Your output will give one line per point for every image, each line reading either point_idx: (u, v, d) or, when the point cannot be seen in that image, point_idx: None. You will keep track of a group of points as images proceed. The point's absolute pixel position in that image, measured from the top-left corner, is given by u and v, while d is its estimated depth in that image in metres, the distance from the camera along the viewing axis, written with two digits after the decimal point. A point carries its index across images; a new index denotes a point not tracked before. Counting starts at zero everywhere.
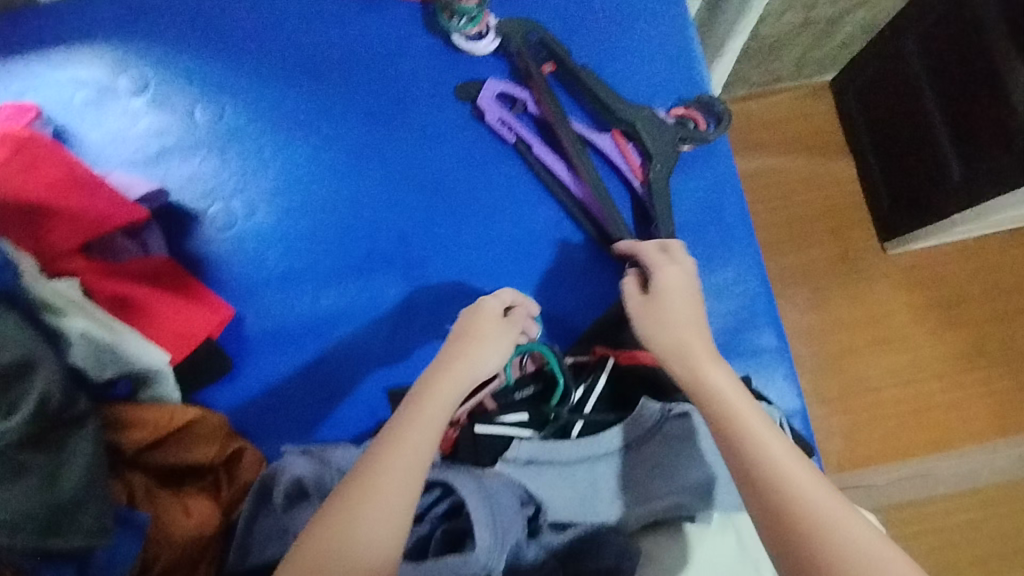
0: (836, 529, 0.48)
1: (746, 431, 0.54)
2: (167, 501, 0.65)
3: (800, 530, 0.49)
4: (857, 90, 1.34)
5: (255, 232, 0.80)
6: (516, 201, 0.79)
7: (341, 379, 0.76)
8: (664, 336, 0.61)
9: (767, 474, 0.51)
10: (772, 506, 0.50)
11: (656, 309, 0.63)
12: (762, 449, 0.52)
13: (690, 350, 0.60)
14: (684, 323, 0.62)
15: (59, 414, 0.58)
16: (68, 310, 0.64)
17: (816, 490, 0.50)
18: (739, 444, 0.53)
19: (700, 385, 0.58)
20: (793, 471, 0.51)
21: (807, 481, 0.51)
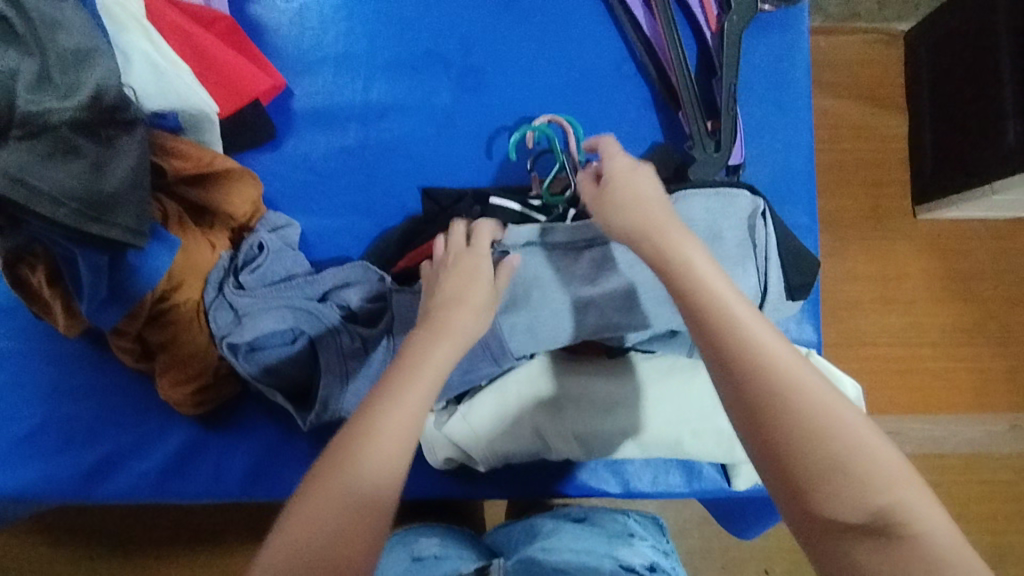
0: (801, 395, 0.46)
1: (715, 304, 0.50)
2: (195, 234, 0.67)
3: (765, 399, 0.46)
4: (931, 39, 1.30)
5: (318, 8, 0.79)
6: (584, 32, 0.79)
7: (377, 169, 0.77)
8: (624, 219, 0.57)
9: (733, 350, 0.48)
10: (737, 380, 0.47)
11: (613, 194, 0.59)
12: (731, 323, 0.49)
13: (656, 226, 0.55)
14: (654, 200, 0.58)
15: (110, 112, 0.59)
16: (128, 25, 0.64)
17: (782, 357, 0.48)
18: (706, 317, 0.50)
19: (668, 256, 0.53)
20: (760, 343, 0.48)
21: (776, 353, 0.48)
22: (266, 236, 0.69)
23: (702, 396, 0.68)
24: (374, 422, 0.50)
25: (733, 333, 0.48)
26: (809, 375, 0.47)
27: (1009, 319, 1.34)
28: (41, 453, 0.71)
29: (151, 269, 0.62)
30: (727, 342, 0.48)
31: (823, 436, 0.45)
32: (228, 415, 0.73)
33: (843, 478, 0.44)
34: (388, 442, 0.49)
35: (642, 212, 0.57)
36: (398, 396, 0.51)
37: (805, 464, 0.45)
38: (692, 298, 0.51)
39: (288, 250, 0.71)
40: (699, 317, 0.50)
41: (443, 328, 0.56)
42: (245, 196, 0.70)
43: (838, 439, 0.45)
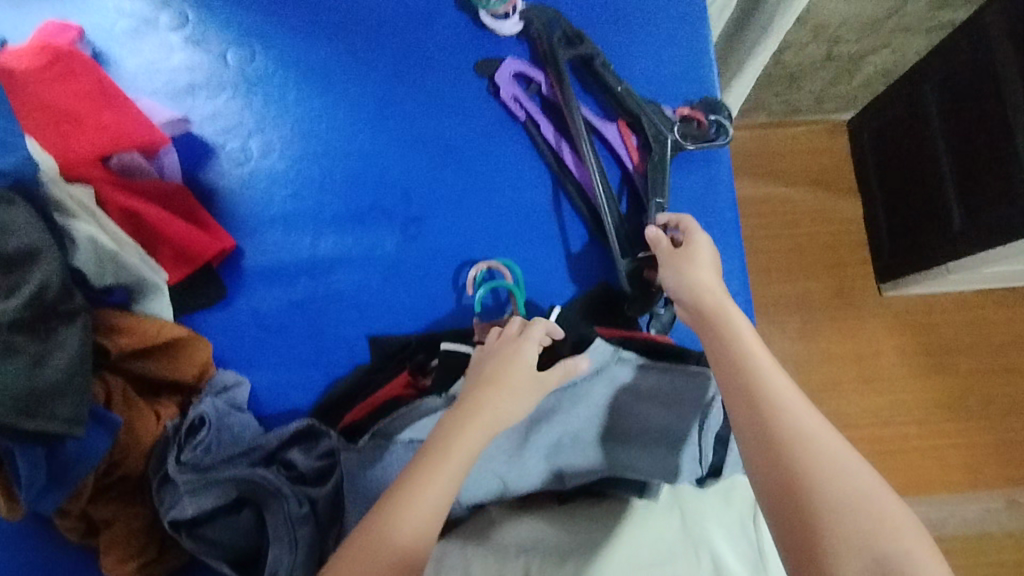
0: (847, 482, 0.52)
1: (761, 390, 0.57)
2: (141, 407, 0.68)
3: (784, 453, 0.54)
4: (872, 130, 1.42)
5: (268, 172, 0.83)
6: (520, 174, 0.83)
7: (326, 319, 0.79)
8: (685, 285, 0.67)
9: (787, 429, 0.55)
10: (788, 455, 0.54)
11: (682, 259, 0.68)
12: (769, 395, 0.57)
13: (718, 308, 0.64)
14: (710, 288, 0.66)
15: (54, 304, 0.61)
16: (79, 214, 0.67)
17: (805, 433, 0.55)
18: (749, 386, 0.57)
19: (722, 328, 0.62)
20: (810, 428, 0.55)
21: (808, 431, 0.55)
22: (208, 401, 0.69)
23: (674, 540, 0.64)
24: (447, 440, 0.58)
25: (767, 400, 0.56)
26: (843, 459, 0.53)
27: (988, 393, 1.39)
28: None
29: (90, 451, 0.62)
30: (782, 423, 0.55)
31: (865, 514, 0.51)
32: None
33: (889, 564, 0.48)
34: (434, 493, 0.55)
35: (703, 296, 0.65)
36: (439, 453, 0.57)
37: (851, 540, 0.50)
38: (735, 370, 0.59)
39: (234, 411, 0.71)
40: (759, 396, 0.57)
41: (477, 409, 0.60)
42: (193, 359, 0.72)
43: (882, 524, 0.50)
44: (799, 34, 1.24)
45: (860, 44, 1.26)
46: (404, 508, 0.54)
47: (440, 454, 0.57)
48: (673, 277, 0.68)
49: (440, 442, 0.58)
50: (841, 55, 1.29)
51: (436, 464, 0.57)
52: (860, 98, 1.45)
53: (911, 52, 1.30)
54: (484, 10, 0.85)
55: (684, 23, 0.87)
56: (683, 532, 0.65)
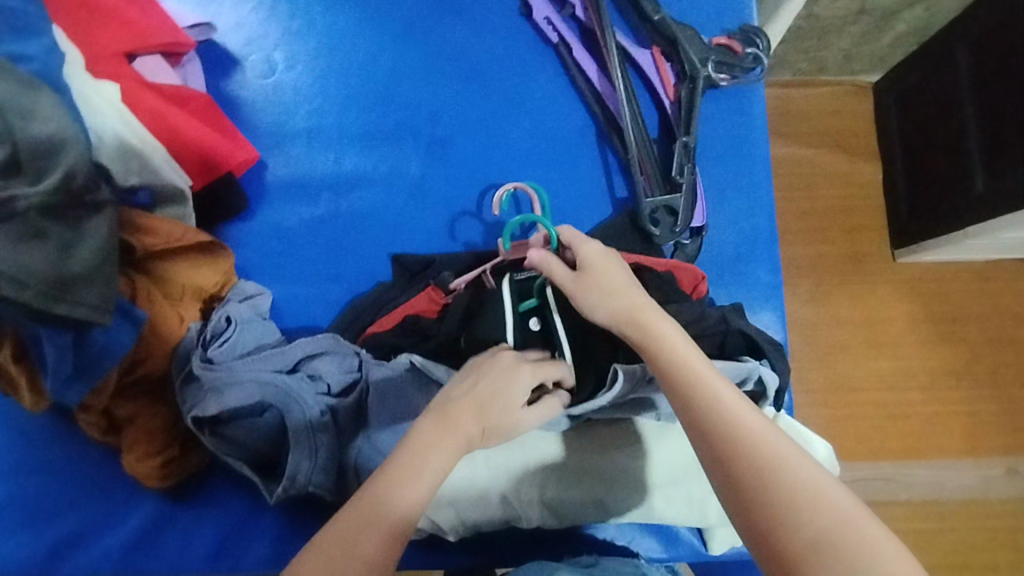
0: (782, 470, 0.46)
1: (703, 402, 0.50)
2: (165, 308, 0.68)
3: (742, 475, 0.47)
4: (899, 91, 1.39)
5: (292, 85, 0.82)
6: (549, 100, 0.82)
7: (348, 237, 0.79)
8: (606, 304, 0.58)
9: (715, 430, 0.49)
10: (718, 460, 0.48)
11: (590, 279, 0.59)
12: (711, 406, 0.50)
13: (632, 314, 0.56)
14: (619, 287, 0.58)
15: (80, 194, 0.60)
16: (102, 109, 0.66)
17: (763, 443, 0.48)
18: (689, 402, 0.51)
19: (647, 342, 0.55)
20: (734, 417, 0.49)
21: (759, 438, 0.48)
22: (234, 304, 0.70)
23: (688, 466, 0.68)
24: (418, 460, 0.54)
25: (713, 416, 0.49)
26: (802, 462, 0.47)
27: (995, 362, 1.39)
28: (10, 528, 0.70)
29: (117, 343, 0.63)
30: (723, 435, 0.49)
31: (825, 530, 0.44)
32: (195, 489, 0.72)
33: (831, 557, 0.43)
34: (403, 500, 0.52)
35: (612, 304, 0.58)
36: (409, 466, 0.53)
37: (788, 540, 0.45)
38: (673, 384, 0.52)
39: (258, 318, 0.72)
40: (681, 395, 0.51)
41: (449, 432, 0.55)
42: (217, 266, 0.73)
43: (820, 510, 0.45)
44: None
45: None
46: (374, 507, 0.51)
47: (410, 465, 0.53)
48: (581, 293, 0.59)
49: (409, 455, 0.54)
50: (874, 9, 1.26)
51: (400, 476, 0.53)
52: (888, 59, 1.42)
53: (945, 10, 1.27)
54: None
55: None
56: (697, 456, 0.68)
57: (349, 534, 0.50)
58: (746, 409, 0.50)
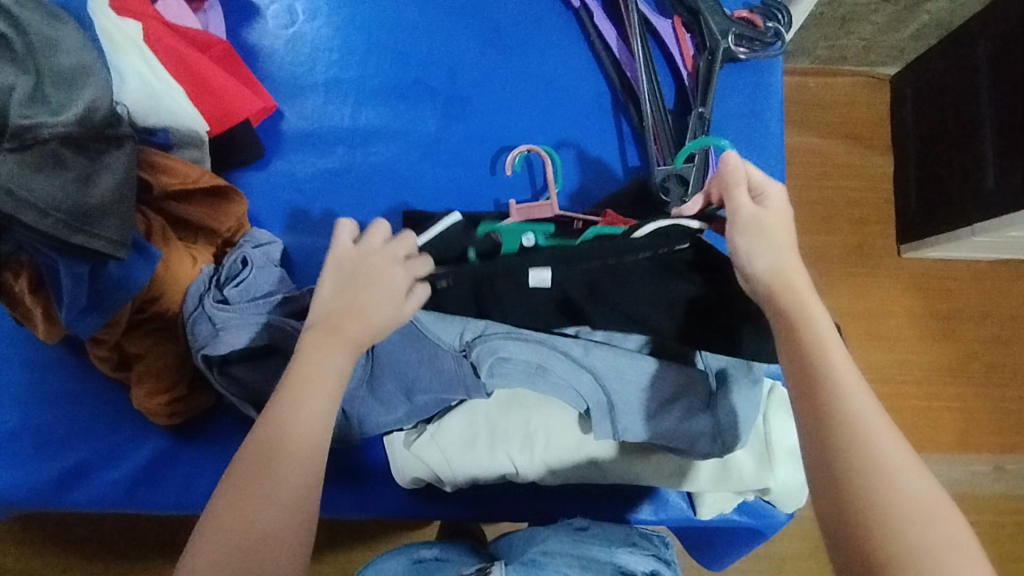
0: (894, 476, 0.47)
1: (835, 389, 0.50)
2: (178, 248, 0.69)
3: (855, 470, 0.47)
4: (917, 85, 1.39)
5: (311, 36, 0.82)
6: (568, 65, 0.82)
7: (361, 191, 0.80)
8: (763, 256, 0.56)
9: (841, 419, 0.49)
10: (831, 446, 0.49)
11: (760, 225, 0.57)
12: (843, 397, 0.50)
13: (788, 282, 0.56)
14: (785, 249, 0.57)
15: (100, 128, 0.61)
16: (125, 47, 0.66)
17: (887, 446, 0.48)
18: (820, 386, 0.50)
19: (797, 315, 0.54)
20: (862, 412, 0.49)
21: (883, 439, 0.48)
22: (250, 246, 0.71)
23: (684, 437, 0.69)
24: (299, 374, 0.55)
25: (842, 405, 0.50)
26: (918, 474, 0.47)
27: (992, 361, 1.40)
28: (18, 456, 0.72)
29: (132, 279, 0.63)
30: (847, 425, 0.49)
31: (926, 544, 0.45)
32: (201, 429, 0.74)
33: (926, 568, 0.44)
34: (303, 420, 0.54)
35: (769, 261, 0.56)
36: (303, 380, 0.55)
37: (887, 542, 0.45)
38: (810, 363, 0.52)
39: (271, 264, 0.73)
40: (813, 380, 0.51)
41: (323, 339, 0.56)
42: (229, 212, 0.72)
43: (925, 521, 0.45)
44: None
45: None
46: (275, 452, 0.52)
47: (305, 384, 0.55)
48: (741, 234, 0.57)
49: (298, 368, 0.55)
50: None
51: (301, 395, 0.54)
52: (909, 51, 1.41)
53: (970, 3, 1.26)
54: None
55: None
56: None
57: (254, 476, 0.51)
58: (878, 411, 0.50)
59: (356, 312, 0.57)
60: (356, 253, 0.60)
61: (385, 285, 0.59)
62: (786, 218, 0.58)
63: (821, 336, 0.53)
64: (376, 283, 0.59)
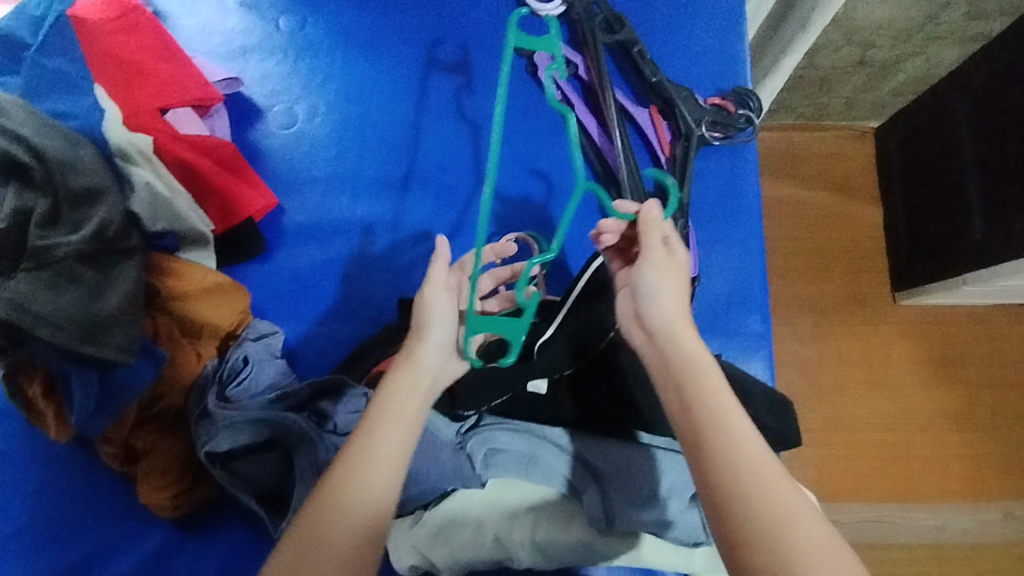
0: (788, 519, 0.50)
1: (728, 438, 0.53)
2: (184, 347, 0.73)
3: (752, 520, 0.50)
4: (899, 138, 1.44)
5: (310, 135, 0.87)
6: (552, 153, 0.86)
7: (357, 281, 0.83)
8: (667, 299, 0.61)
9: (731, 468, 0.52)
10: (726, 496, 0.51)
11: (670, 267, 0.63)
12: (732, 446, 0.53)
13: (672, 331, 0.60)
14: (680, 294, 0.62)
15: (113, 242, 0.66)
16: (138, 161, 0.71)
17: (780, 489, 0.51)
18: (709, 439, 0.54)
19: (684, 366, 0.58)
20: (752, 459, 0.52)
21: (773, 483, 0.51)
22: (252, 345, 0.75)
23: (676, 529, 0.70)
24: (375, 422, 0.58)
25: (732, 455, 0.52)
26: (809, 517, 0.50)
27: (992, 405, 1.42)
28: (25, 554, 0.73)
29: (138, 381, 0.67)
30: (738, 471, 0.52)
31: None
32: (206, 519, 0.76)
33: None
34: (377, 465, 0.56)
35: (667, 306, 0.61)
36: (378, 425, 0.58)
37: None
38: (697, 413, 0.55)
39: (272, 361, 0.76)
40: (699, 433, 0.54)
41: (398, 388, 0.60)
42: (233, 306, 0.76)
43: (824, 562, 0.48)
44: (832, 38, 1.27)
45: (892, 50, 1.28)
46: (351, 484, 0.55)
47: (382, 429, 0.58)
48: (649, 270, 0.63)
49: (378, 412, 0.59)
50: (874, 61, 1.31)
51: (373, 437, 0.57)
52: (889, 106, 1.47)
53: (945, 62, 1.32)
54: None
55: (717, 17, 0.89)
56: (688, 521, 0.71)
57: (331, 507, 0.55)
58: (764, 452, 0.53)
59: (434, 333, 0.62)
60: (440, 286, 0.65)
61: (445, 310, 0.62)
62: (685, 273, 0.64)
63: (713, 381, 0.56)
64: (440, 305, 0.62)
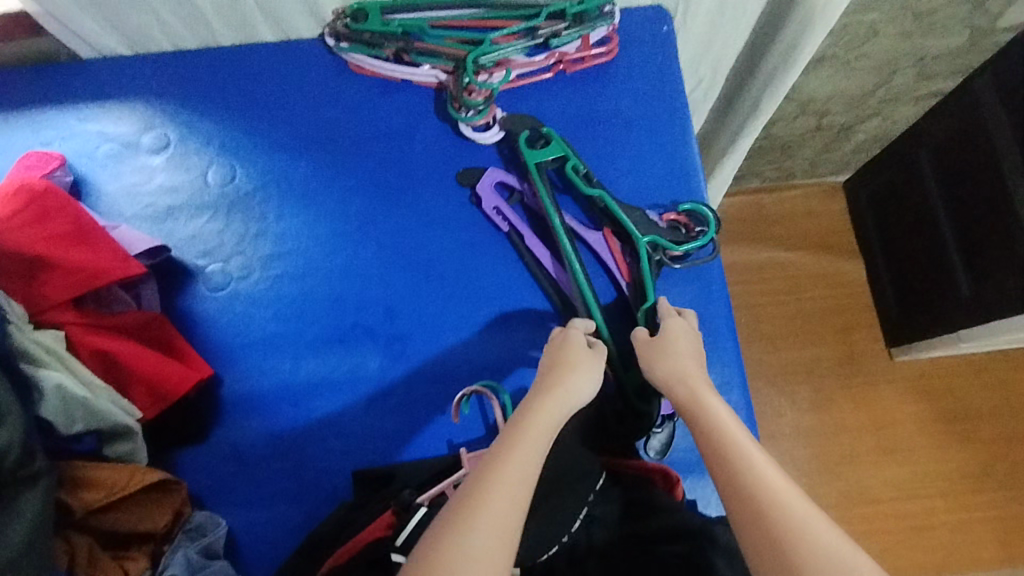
0: (804, 533, 0.48)
1: (738, 457, 0.54)
2: (109, 565, 0.64)
3: (768, 534, 0.49)
4: (869, 192, 1.41)
5: (248, 294, 0.82)
6: (505, 287, 0.81)
7: (305, 451, 0.76)
8: (668, 356, 0.65)
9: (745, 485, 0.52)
10: (744, 511, 0.51)
11: (667, 336, 0.68)
12: (743, 464, 0.53)
13: (681, 375, 0.63)
14: (687, 352, 0.66)
15: (13, 470, 0.57)
16: (48, 362, 0.64)
17: (793, 503, 0.50)
18: (721, 459, 0.55)
19: (691, 404, 0.60)
20: (763, 476, 0.52)
21: (787, 498, 0.50)
22: (177, 561, 0.65)
23: None
24: (484, 486, 0.51)
25: (744, 472, 0.53)
26: (829, 530, 0.49)
27: (1008, 458, 1.36)
28: None
29: None
30: (749, 483, 0.52)
31: None
32: None
33: None
34: (490, 537, 0.48)
35: (673, 357, 0.65)
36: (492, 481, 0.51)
37: None
38: (708, 439, 0.56)
39: (208, 572, 0.66)
40: (713, 457, 0.55)
41: (514, 445, 0.54)
42: (164, 504, 0.69)
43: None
44: (786, 109, 1.25)
45: (848, 114, 1.26)
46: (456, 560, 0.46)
47: (493, 486, 0.50)
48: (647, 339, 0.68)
49: (492, 472, 0.52)
50: (831, 125, 1.29)
51: (479, 505, 0.49)
52: (854, 162, 1.44)
53: (902, 119, 1.30)
54: (463, 123, 0.85)
55: (662, 123, 0.87)
56: None
57: None
58: (776, 468, 0.53)
59: (562, 381, 0.61)
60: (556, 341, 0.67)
61: (587, 373, 0.62)
62: (692, 334, 0.69)
63: (720, 415, 0.58)
64: (587, 367, 0.63)
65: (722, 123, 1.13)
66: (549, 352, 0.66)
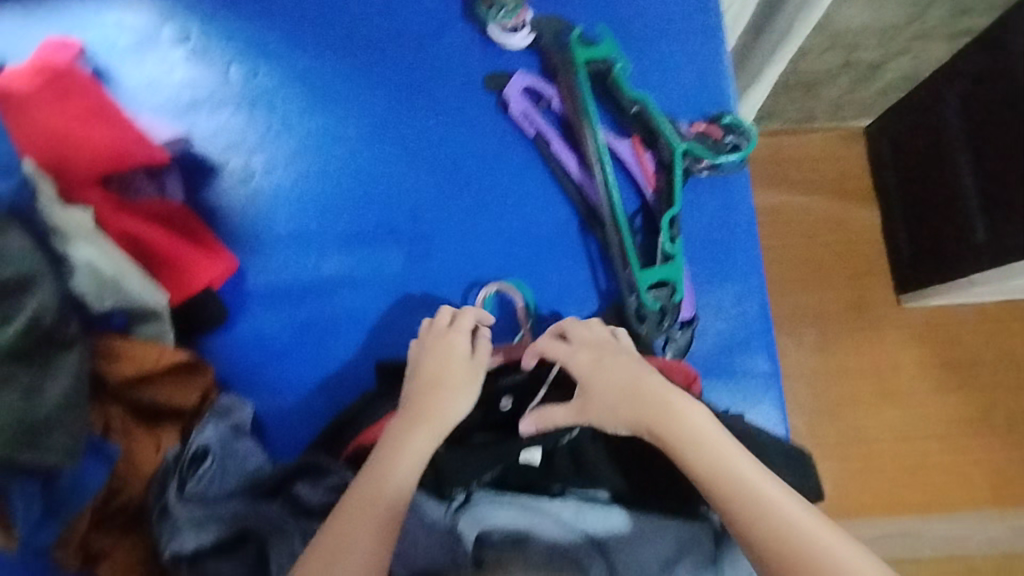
0: (803, 534, 0.55)
1: (727, 477, 0.58)
2: (141, 437, 0.67)
3: (774, 543, 0.55)
4: (892, 135, 1.38)
5: (271, 190, 0.81)
6: (528, 194, 0.81)
7: (328, 344, 0.78)
8: (613, 390, 0.64)
9: (741, 505, 0.56)
10: (745, 527, 0.56)
11: (594, 369, 0.66)
12: (734, 485, 0.57)
13: (640, 388, 0.63)
14: (628, 365, 0.65)
15: (49, 334, 0.59)
16: (76, 237, 0.63)
17: (785, 509, 0.56)
18: (712, 481, 0.58)
19: (662, 420, 0.61)
20: (754, 487, 0.57)
21: (780, 506, 0.56)
22: (212, 430, 0.68)
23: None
24: (369, 480, 0.60)
25: (738, 490, 0.57)
26: (821, 528, 0.55)
27: (1007, 406, 1.36)
28: None
29: (89, 483, 0.61)
30: (744, 501, 0.57)
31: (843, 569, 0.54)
32: None
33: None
34: (375, 524, 0.58)
35: (611, 398, 0.64)
36: (370, 486, 0.60)
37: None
38: (694, 462, 0.59)
39: (240, 444, 0.70)
40: (705, 481, 0.58)
41: (398, 447, 0.63)
42: (192, 384, 0.71)
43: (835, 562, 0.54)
44: (816, 41, 1.22)
45: (878, 50, 1.23)
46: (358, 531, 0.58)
47: (379, 478, 0.60)
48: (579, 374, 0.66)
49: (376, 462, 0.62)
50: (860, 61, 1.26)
51: (365, 496, 0.59)
52: (879, 104, 1.40)
53: (933, 59, 1.27)
54: (493, 24, 0.83)
55: (695, 35, 0.85)
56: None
57: (338, 550, 0.57)
58: (764, 476, 0.58)
59: (437, 394, 0.66)
60: (436, 339, 0.70)
61: (464, 390, 0.67)
62: (629, 359, 0.66)
63: (694, 429, 0.60)
64: (459, 385, 0.67)
65: (751, 50, 1.10)
66: (424, 359, 0.69)
